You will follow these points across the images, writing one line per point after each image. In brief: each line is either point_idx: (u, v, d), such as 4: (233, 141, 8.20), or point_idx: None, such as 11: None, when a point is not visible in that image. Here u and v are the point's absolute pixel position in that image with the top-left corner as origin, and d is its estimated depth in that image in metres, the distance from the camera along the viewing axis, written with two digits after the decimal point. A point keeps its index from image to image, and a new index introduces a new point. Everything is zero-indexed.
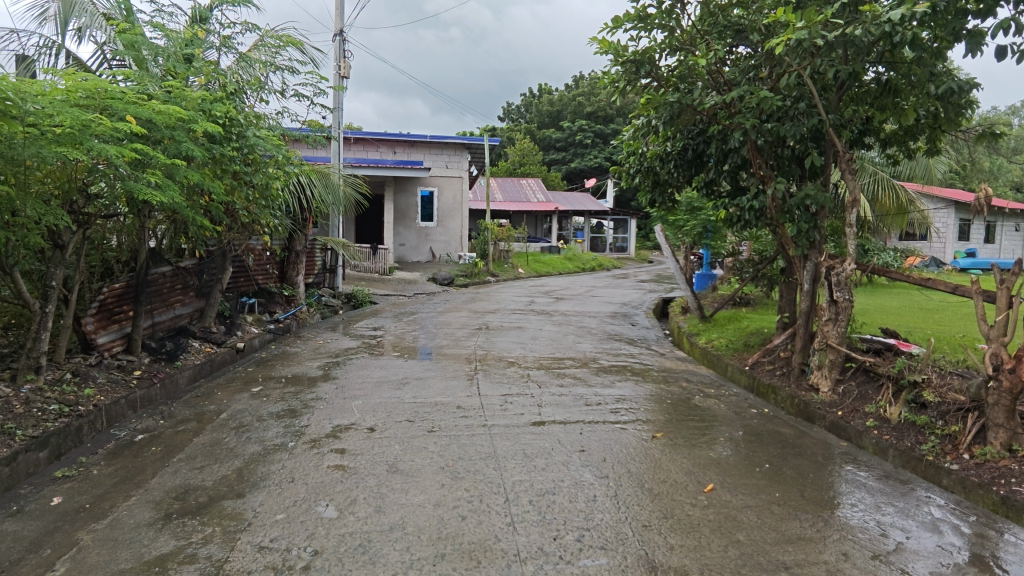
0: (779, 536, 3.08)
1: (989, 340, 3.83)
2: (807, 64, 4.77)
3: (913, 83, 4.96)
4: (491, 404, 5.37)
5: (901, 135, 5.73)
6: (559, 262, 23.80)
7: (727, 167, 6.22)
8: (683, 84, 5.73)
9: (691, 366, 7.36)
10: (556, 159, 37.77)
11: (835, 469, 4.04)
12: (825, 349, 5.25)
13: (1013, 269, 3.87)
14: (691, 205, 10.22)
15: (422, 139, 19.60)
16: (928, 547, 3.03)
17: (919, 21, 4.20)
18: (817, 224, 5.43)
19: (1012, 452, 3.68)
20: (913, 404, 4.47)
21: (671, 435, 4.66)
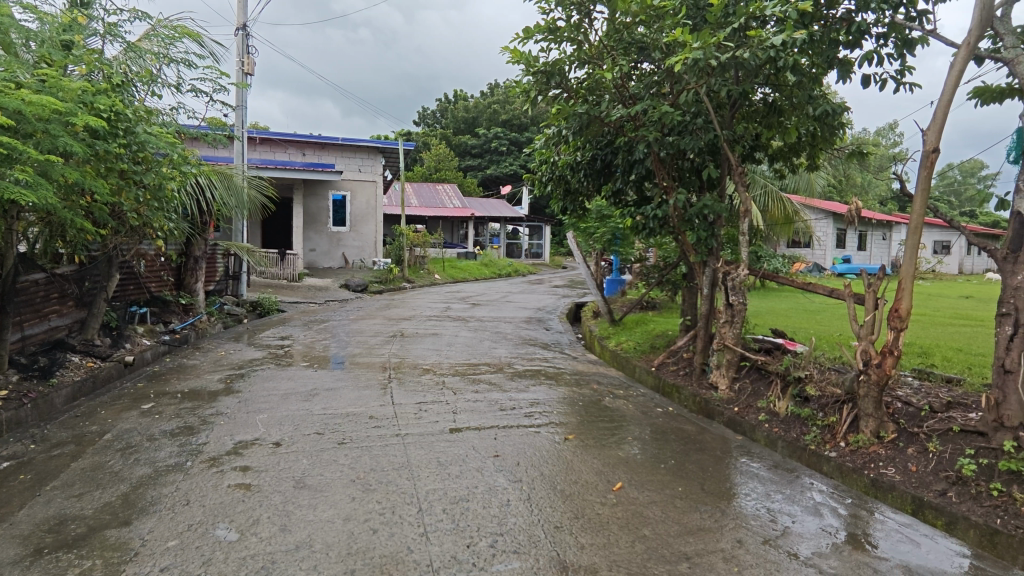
0: (681, 528, 3.25)
1: (860, 338, 4.24)
2: (704, 82, 5.10)
3: (795, 104, 5.42)
4: (405, 413, 5.27)
5: (786, 151, 6.24)
6: (475, 268, 23.88)
7: (633, 177, 6.52)
8: (591, 96, 5.94)
9: (602, 369, 7.61)
10: (472, 166, 37.90)
11: (732, 462, 4.32)
12: (722, 349, 5.61)
13: (878, 274, 4.30)
14: (601, 213, 10.59)
15: (334, 141, 19.01)
16: (811, 530, 3.30)
17: (798, 49, 4.60)
18: (715, 232, 5.80)
19: (880, 438, 4.07)
20: (798, 398, 4.88)
21: (582, 437, 4.79)
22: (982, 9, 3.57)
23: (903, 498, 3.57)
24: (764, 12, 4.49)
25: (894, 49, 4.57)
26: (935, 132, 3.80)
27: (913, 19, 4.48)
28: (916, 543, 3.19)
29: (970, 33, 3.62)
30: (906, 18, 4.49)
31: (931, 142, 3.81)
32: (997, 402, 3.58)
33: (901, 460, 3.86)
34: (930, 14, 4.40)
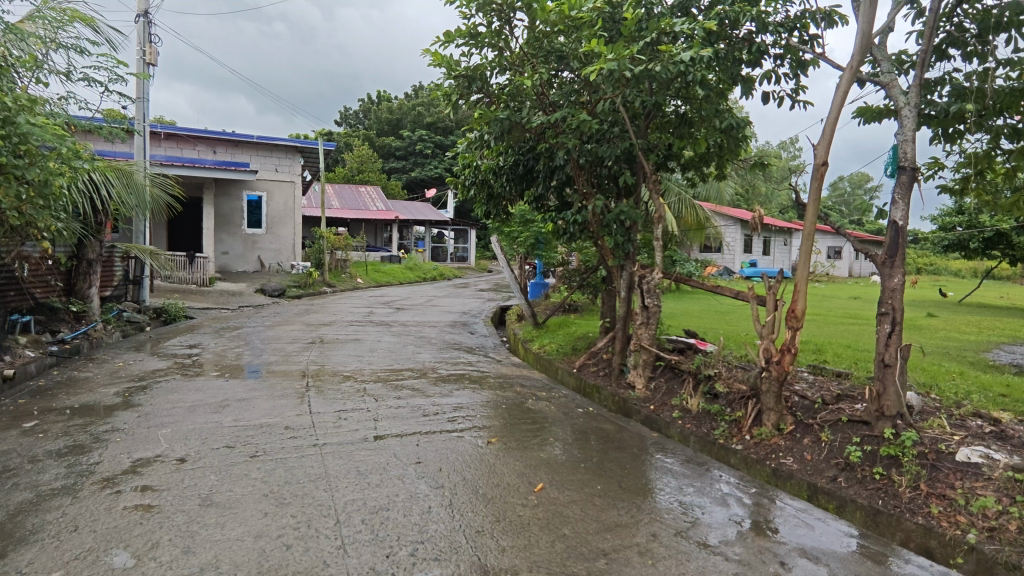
0: (600, 525, 3.33)
1: (762, 337, 4.47)
2: (619, 93, 5.29)
3: (703, 116, 5.73)
4: (323, 422, 5.09)
5: (696, 161, 6.57)
6: (400, 271, 23.52)
7: (554, 182, 6.64)
8: (512, 102, 6.01)
9: (525, 371, 7.71)
10: (396, 168, 37.32)
11: (648, 458, 4.50)
12: (638, 350, 5.82)
13: (777, 278, 4.61)
14: (524, 217, 10.77)
15: (248, 139, 18.13)
16: (719, 519, 3.49)
17: (706, 65, 4.86)
18: (631, 237, 6.02)
19: (779, 430, 4.36)
20: (708, 395, 5.15)
21: (505, 439, 4.82)
22: (862, 36, 3.92)
23: (800, 485, 3.85)
24: (674, 28, 4.72)
25: (789, 69, 4.94)
26: (824, 147, 4.12)
27: (805, 43, 4.86)
28: (810, 526, 3.44)
29: (852, 57, 3.95)
30: (800, 41, 4.86)
31: (820, 156, 4.13)
32: (878, 393, 3.91)
33: (797, 450, 4.15)
34: (820, 38, 4.79)
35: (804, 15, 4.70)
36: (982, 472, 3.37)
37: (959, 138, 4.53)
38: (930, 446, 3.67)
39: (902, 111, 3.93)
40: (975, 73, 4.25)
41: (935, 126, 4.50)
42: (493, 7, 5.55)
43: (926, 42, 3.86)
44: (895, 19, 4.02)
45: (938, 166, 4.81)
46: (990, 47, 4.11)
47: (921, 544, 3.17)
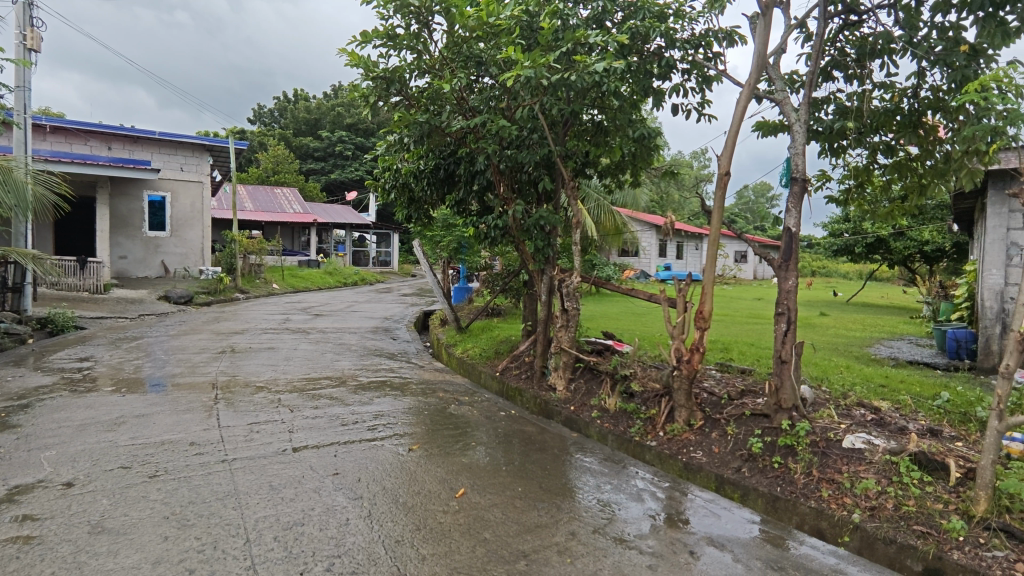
0: (521, 526, 3.37)
1: (673, 338, 4.69)
2: (538, 100, 5.40)
3: (618, 126, 5.97)
4: (233, 436, 4.82)
5: (613, 168, 6.80)
6: (319, 276, 22.73)
7: (475, 187, 6.66)
8: (432, 105, 5.97)
9: (448, 376, 7.67)
10: (314, 169, 36.07)
11: (568, 459, 4.59)
12: (559, 352, 5.94)
13: (687, 280, 4.84)
14: (447, 221, 10.74)
15: (149, 135, 16.91)
16: (635, 515, 3.62)
17: (619, 76, 5.06)
18: (550, 242, 6.14)
19: (690, 426, 4.59)
20: (625, 394, 5.34)
21: (427, 446, 4.77)
22: (758, 56, 4.21)
23: (708, 477, 4.06)
24: (588, 40, 4.88)
25: (696, 84, 5.22)
26: (726, 158, 4.39)
27: (709, 59, 5.15)
28: (717, 515, 3.64)
29: (750, 75, 4.24)
30: (705, 57, 5.15)
31: (723, 167, 4.39)
32: (776, 387, 4.21)
33: (706, 443, 4.37)
34: (722, 56, 5.10)
35: (708, 34, 4.99)
36: (864, 457, 3.70)
37: (843, 152, 4.96)
38: (821, 435, 3.98)
39: (793, 126, 4.24)
40: (855, 94, 4.67)
41: (822, 141, 4.90)
42: (411, 9, 5.50)
43: (813, 64, 4.21)
44: (787, 41, 4.35)
45: (826, 177, 5.23)
46: (867, 71, 4.53)
47: (813, 525, 3.42)
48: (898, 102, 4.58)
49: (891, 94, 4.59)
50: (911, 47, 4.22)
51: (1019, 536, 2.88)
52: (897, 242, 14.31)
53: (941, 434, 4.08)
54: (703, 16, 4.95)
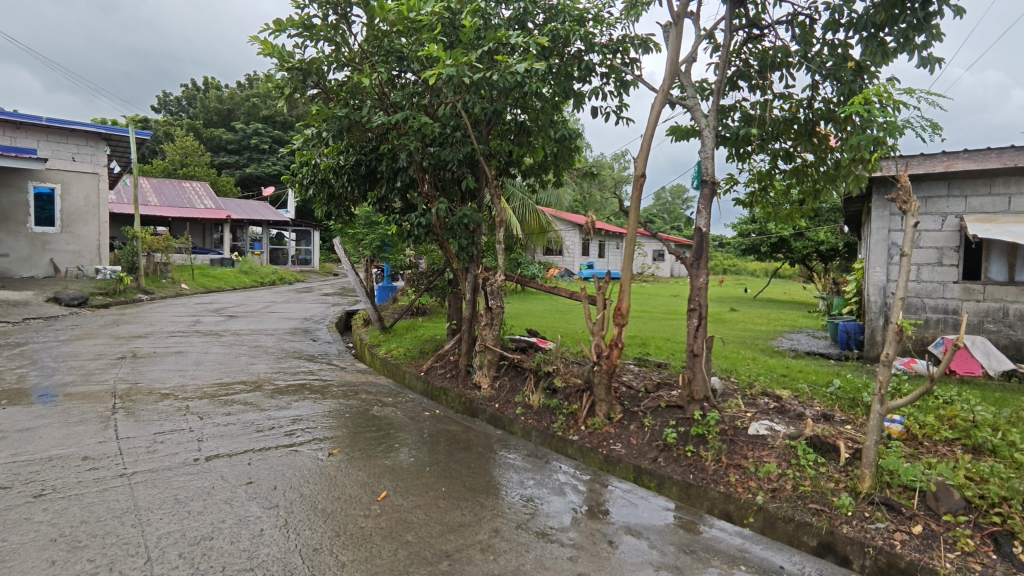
0: (443, 526, 3.35)
1: (593, 334, 4.81)
2: (461, 98, 5.39)
3: (540, 126, 6.06)
4: (133, 448, 4.48)
5: (536, 168, 6.89)
6: (233, 276, 21.56)
7: (397, 184, 6.54)
8: (352, 99, 5.80)
9: (371, 377, 7.50)
10: (227, 163, 34.15)
11: (493, 456, 4.61)
12: (483, 350, 5.96)
13: (606, 278, 4.98)
14: (369, 219, 10.49)
15: (35, 120, 15.36)
16: (557, 508, 3.69)
17: (539, 76, 5.13)
18: (474, 240, 6.15)
19: (610, 419, 4.73)
20: (548, 390, 5.43)
21: (348, 450, 4.63)
22: (670, 63, 4.40)
23: (627, 468, 4.21)
24: (509, 40, 4.91)
25: (614, 87, 5.38)
26: (642, 160, 4.55)
27: (627, 65, 5.32)
28: (634, 505, 3.78)
29: (663, 81, 4.41)
30: (622, 63, 5.32)
31: (639, 169, 4.55)
32: (689, 380, 4.42)
33: (625, 436, 4.52)
34: (638, 62, 5.29)
35: (625, 39, 5.16)
36: (767, 442, 3.97)
37: (748, 157, 5.28)
38: (729, 423, 4.22)
39: (704, 132, 4.46)
40: (758, 103, 4.99)
41: (729, 146, 5.20)
42: None
43: (720, 74, 4.45)
44: (697, 50, 4.57)
45: (734, 181, 5.55)
46: (769, 82, 4.85)
47: (722, 509, 3.63)
48: (795, 112, 4.94)
49: (790, 104, 4.93)
50: (806, 61, 4.55)
51: (898, 508, 3.16)
52: (797, 242, 15.45)
53: (833, 418, 4.44)
54: (620, 23, 5.11)
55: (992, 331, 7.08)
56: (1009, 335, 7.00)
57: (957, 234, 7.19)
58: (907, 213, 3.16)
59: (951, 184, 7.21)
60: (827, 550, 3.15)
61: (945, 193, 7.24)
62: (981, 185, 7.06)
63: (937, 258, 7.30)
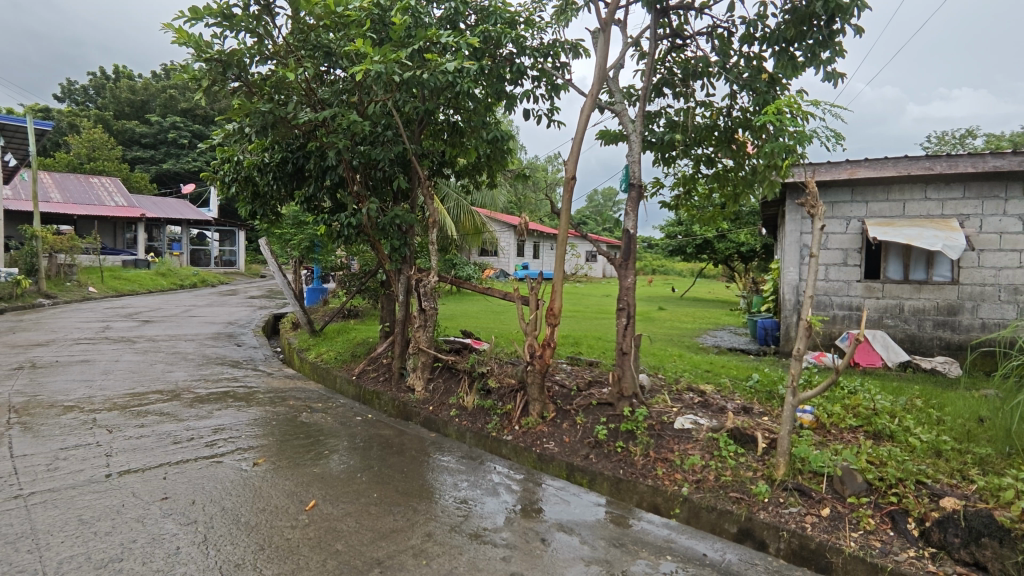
0: (374, 534, 3.28)
1: (527, 335, 4.84)
2: (392, 97, 5.30)
3: (472, 127, 6.06)
4: (31, 467, 4.11)
5: (470, 169, 6.89)
6: (148, 278, 20.23)
7: (326, 184, 6.36)
8: (276, 94, 5.57)
9: (300, 383, 7.24)
10: (140, 158, 32.04)
11: (427, 460, 4.56)
12: (417, 352, 5.89)
13: (539, 279, 5.02)
14: (297, 218, 10.14)
15: None
16: (491, 509, 3.69)
17: (472, 77, 5.13)
18: (407, 241, 6.07)
19: (543, 418, 4.78)
20: (482, 391, 5.43)
21: (275, 459, 4.45)
22: (599, 69, 4.51)
23: (560, 466, 4.28)
24: (440, 39, 4.87)
25: (546, 91, 5.44)
26: (572, 162, 4.63)
27: (558, 69, 5.40)
28: (566, 502, 3.84)
29: (592, 86, 4.51)
30: (553, 66, 5.38)
31: (570, 171, 4.63)
32: (619, 377, 4.54)
33: (557, 433, 4.59)
34: (569, 66, 5.37)
35: (556, 44, 5.23)
36: (691, 436, 4.14)
37: (673, 162, 5.48)
38: (657, 419, 4.38)
39: (631, 137, 4.60)
40: (681, 110, 5.19)
41: (655, 151, 5.37)
42: None
43: (646, 81, 4.60)
44: (624, 57, 4.71)
45: (660, 184, 5.76)
46: (691, 90, 5.06)
47: (650, 502, 3.75)
48: (715, 119, 5.17)
49: (710, 112, 5.16)
50: (725, 71, 4.78)
51: (809, 493, 3.38)
52: (721, 243, 16.22)
53: (752, 410, 4.70)
54: (551, 27, 5.18)
55: (891, 326, 7.70)
56: (905, 330, 7.63)
57: (860, 236, 7.76)
58: (814, 217, 3.38)
59: (854, 190, 7.76)
60: (746, 536, 3.31)
61: (850, 198, 7.79)
62: (880, 191, 7.64)
63: (842, 259, 7.85)
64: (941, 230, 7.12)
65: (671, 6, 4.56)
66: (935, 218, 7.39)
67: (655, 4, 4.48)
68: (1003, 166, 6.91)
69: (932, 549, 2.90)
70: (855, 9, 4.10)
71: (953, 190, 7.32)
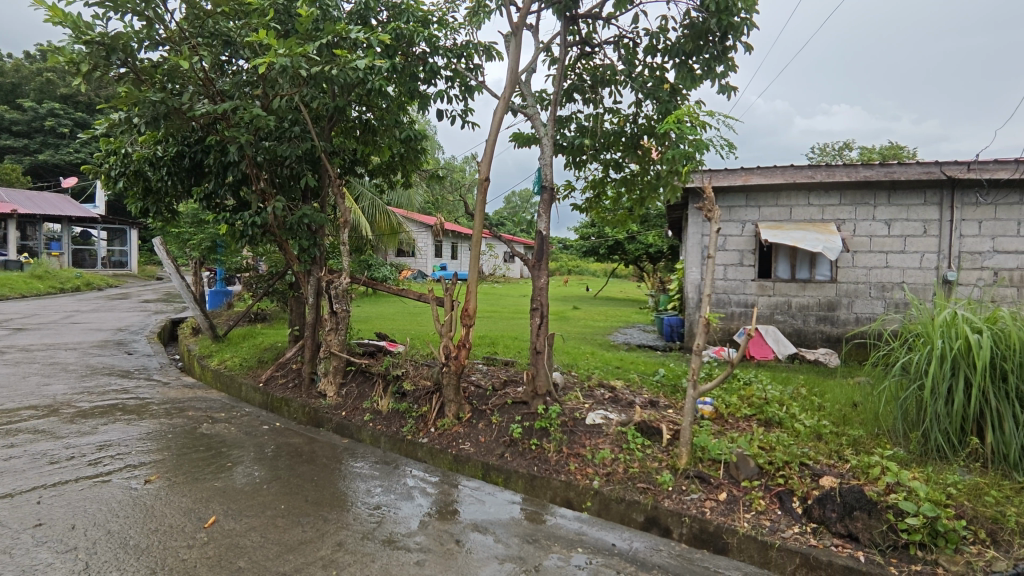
0: (281, 547, 3.14)
1: (442, 336, 4.81)
2: (298, 91, 5.10)
3: (385, 126, 5.96)
4: None
5: (384, 168, 6.77)
6: (21, 281, 18.22)
7: (227, 180, 6.01)
8: (170, 83, 5.19)
9: (200, 392, 6.79)
10: (10, 147, 28.77)
11: (339, 467, 4.43)
12: (328, 356, 5.70)
13: (453, 279, 5.00)
14: (197, 217, 9.51)
15: None
16: (405, 514, 3.64)
17: (383, 75, 5.03)
18: (317, 242, 5.86)
19: (459, 419, 4.78)
20: (397, 394, 5.34)
21: (170, 475, 4.14)
22: (511, 72, 4.56)
23: (475, 466, 4.29)
24: (350, 34, 4.73)
25: (459, 91, 5.43)
26: (486, 163, 4.65)
27: (471, 70, 5.40)
28: (481, 501, 3.86)
29: (505, 89, 4.56)
30: (467, 67, 5.39)
31: (484, 172, 4.65)
32: (533, 376, 4.62)
33: (473, 434, 4.59)
34: (482, 68, 5.39)
35: (469, 45, 5.23)
36: (602, 430, 4.29)
37: (584, 166, 5.65)
38: (569, 415, 4.49)
39: (543, 140, 4.70)
40: (591, 115, 5.36)
41: (567, 155, 5.52)
42: None
43: (556, 86, 4.70)
44: (535, 62, 4.79)
45: (571, 187, 5.91)
46: (599, 97, 5.23)
47: (563, 496, 3.84)
48: (622, 125, 5.38)
49: (618, 118, 5.37)
50: (631, 80, 4.99)
51: (708, 479, 3.59)
52: (631, 245, 16.92)
53: (658, 404, 4.94)
54: (464, 28, 5.18)
55: (781, 321, 8.36)
56: (792, 324, 8.31)
57: (754, 238, 8.35)
58: (711, 220, 3.59)
59: (748, 195, 8.34)
60: (652, 524, 3.48)
61: (744, 203, 8.37)
62: (770, 196, 8.27)
63: (738, 259, 8.43)
64: (821, 233, 7.82)
65: (580, 15, 4.69)
66: (817, 222, 8.10)
67: (564, 11, 4.60)
68: (872, 176, 7.69)
69: (813, 524, 3.17)
70: (745, 27, 4.41)
71: (832, 197, 8.05)
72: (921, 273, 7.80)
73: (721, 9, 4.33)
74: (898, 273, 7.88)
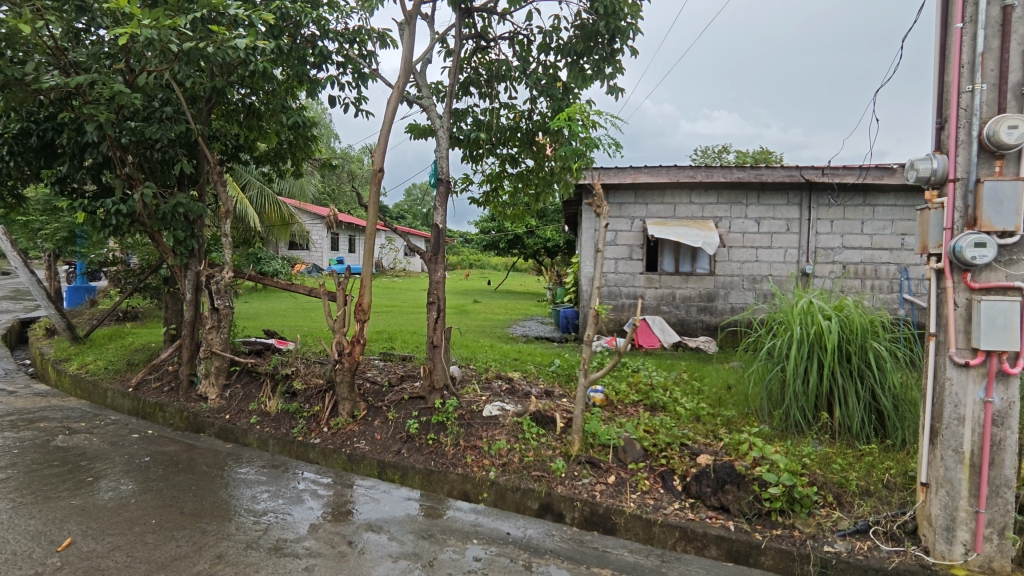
0: (150, 565, 2.88)
1: (335, 332, 4.63)
2: (169, 67, 4.66)
3: (271, 110, 5.65)
4: None
5: (271, 156, 6.39)
6: None
7: (85, 163, 5.39)
8: (9, 50, 4.54)
9: (56, 400, 6.06)
10: None
11: (221, 474, 4.14)
12: (209, 357, 5.30)
13: (346, 273, 4.81)
14: (50, 204, 8.46)
15: None
16: (294, 518, 3.48)
17: (267, 56, 4.73)
18: (194, 233, 5.42)
19: (353, 417, 4.63)
20: (286, 394, 5.07)
21: (16, 495, 3.66)
22: (405, 60, 4.45)
23: (371, 464, 4.19)
24: (228, 10, 4.38)
25: (352, 78, 5.24)
26: (380, 153, 4.52)
27: (364, 57, 5.22)
28: (376, 500, 3.78)
29: (399, 78, 4.44)
30: (360, 54, 5.20)
31: (377, 162, 4.51)
32: (430, 370, 4.58)
33: (368, 432, 4.47)
34: (376, 56, 5.22)
35: (361, 31, 5.03)
36: (498, 422, 4.34)
37: (481, 159, 5.66)
38: (466, 408, 4.49)
39: (439, 132, 4.64)
40: (487, 110, 5.37)
41: (463, 148, 5.50)
42: None
43: (452, 78, 4.66)
44: (431, 53, 4.71)
45: (469, 181, 5.90)
46: (495, 91, 5.24)
47: (460, 489, 3.85)
48: (518, 121, 5.46)
49: (514, 114, 5.43)
50: (525, 76, 5.04)
51: (598, 464, 3.75)
52: (530, 239, 17.27)
53: (553, 394, 5.08)
54: (356, 13, 4.98)
55: (666, 312, 8.90)
56: (677, 314, 8.88)
57: (642, 234, 8.82)
58: (600, 216, 3.72)
59: (637, 193, 8.78)
60: (546, 510, 3.58)
61: (633, 200, 8.79)
62: (657, 195, 8.75)
63: (628, 254, 8.87)
64: (701, 230, 8.40)
65: (475, 8, 4.67)
66: (698, 219, 8.69)
67: (459, 3, 4.55)
68: (744, 178, 8.39)
69: (691, 499, 3.41)
70: (631, 32, 4.61)
71: (710, 196, 8.68)
72: (785, 267, 8.63)
73: (609, 13, 4.50)
74: (767, 266, 8.66)
